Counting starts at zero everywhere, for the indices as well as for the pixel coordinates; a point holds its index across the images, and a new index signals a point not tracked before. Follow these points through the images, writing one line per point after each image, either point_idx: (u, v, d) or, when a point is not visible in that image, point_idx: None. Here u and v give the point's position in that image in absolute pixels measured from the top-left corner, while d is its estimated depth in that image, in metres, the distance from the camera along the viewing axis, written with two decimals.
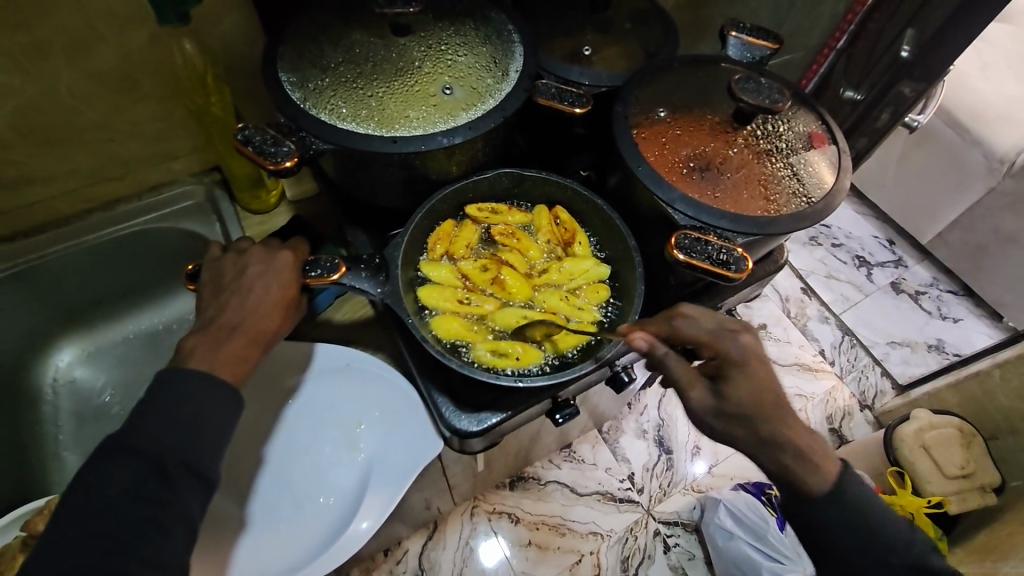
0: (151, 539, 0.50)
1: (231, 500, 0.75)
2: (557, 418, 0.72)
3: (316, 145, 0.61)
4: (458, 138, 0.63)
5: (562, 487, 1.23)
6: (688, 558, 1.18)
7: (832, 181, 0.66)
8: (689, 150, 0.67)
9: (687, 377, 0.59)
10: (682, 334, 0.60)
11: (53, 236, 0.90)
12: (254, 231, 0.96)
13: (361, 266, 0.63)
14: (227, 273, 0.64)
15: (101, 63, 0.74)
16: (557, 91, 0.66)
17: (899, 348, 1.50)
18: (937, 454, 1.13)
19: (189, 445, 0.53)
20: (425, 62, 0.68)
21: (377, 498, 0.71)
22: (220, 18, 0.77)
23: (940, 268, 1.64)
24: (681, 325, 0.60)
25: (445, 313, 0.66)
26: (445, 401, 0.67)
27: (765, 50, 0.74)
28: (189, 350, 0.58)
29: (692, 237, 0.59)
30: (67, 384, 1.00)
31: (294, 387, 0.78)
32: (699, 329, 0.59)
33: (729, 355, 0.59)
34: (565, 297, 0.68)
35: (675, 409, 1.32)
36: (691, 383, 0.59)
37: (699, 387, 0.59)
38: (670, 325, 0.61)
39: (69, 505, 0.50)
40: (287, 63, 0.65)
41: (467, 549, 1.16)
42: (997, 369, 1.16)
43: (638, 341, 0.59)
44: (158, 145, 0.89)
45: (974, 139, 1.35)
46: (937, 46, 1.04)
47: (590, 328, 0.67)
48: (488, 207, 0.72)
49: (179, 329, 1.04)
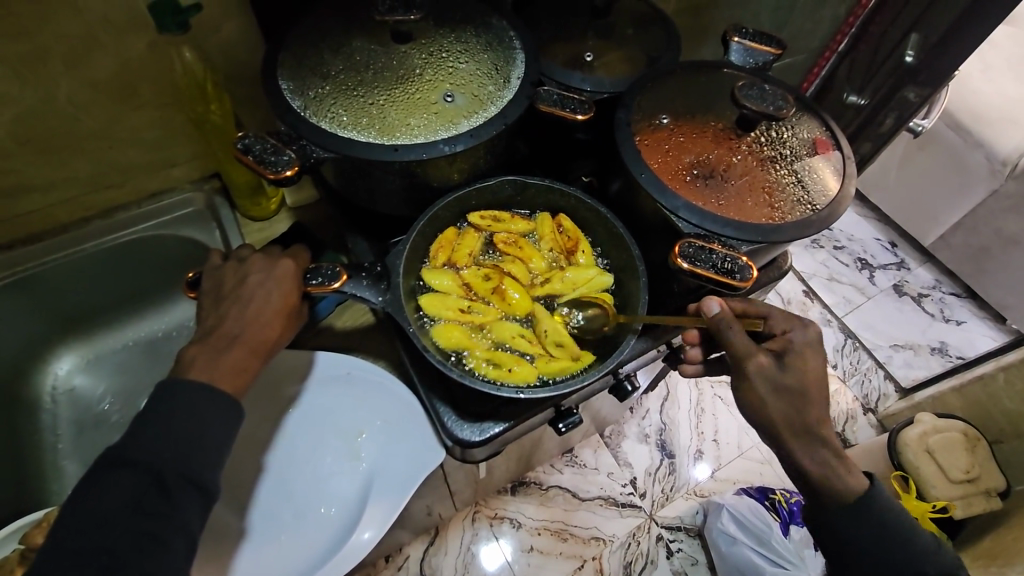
0: (152, 552, 0.49)
1: (231, 509, 0.74)
2: (560, 427, 0.72)
3: (316, 154, 0.61)
4: (460, 146, 0.62)
5: (564, 491, 1.22)
6: (690, 563, 1.17)
7: (836, 188, 0.66)
8: (692, 157, 0.67)
9: (749, 347, 0.61)
10: (760, 312, 0.66)
11: (51, 244, 0.90)
12: (254, 239, 0.96)
13: (362, 274, 0.62)
14: (227, 282, 0.63)
15: (100, 70, 0.74)
16: (559, 98, 0.66)
17: (902, 351, 1.49)
18: (942, 457, 1.13)
19: (189, 456, 0.53)
20: (426, 70, 0.68)
21: (378, 508, 0.70)
22: (219, 25, 0.76)
23: (942, 270, 1.63)
24: (759, 303, 0.67)
25: (446, 321, 0.65)
26: (447, 410, 0.67)
27: (768, 55, 0.73)
28: (189, 361, 0.57)
29: (697, 245, 0.59)
30: (67, 393, 1.00)
31: (295, 395, 0.77)
32: (771, 310, 0.66)
33: (797, 337, 0.63)
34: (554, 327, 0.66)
35: (678, 414, 1.32)
36: (749, 352, 0.61)
37: (760, 356, 0.60)
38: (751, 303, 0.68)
39: (68, 519, 0.49)
40: (287, 70, 0.64)
41: (468, 555, 1.16)
42: (1001, 372, 1.15)
43: (710, 303, 0.62)
44: (157, 153, 0.89)
45: (977, 141, 1.34)
46: (941, 51, 1.03)
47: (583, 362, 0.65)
48: (490, 215, 0.72)
49: (178, 336, 1.04)
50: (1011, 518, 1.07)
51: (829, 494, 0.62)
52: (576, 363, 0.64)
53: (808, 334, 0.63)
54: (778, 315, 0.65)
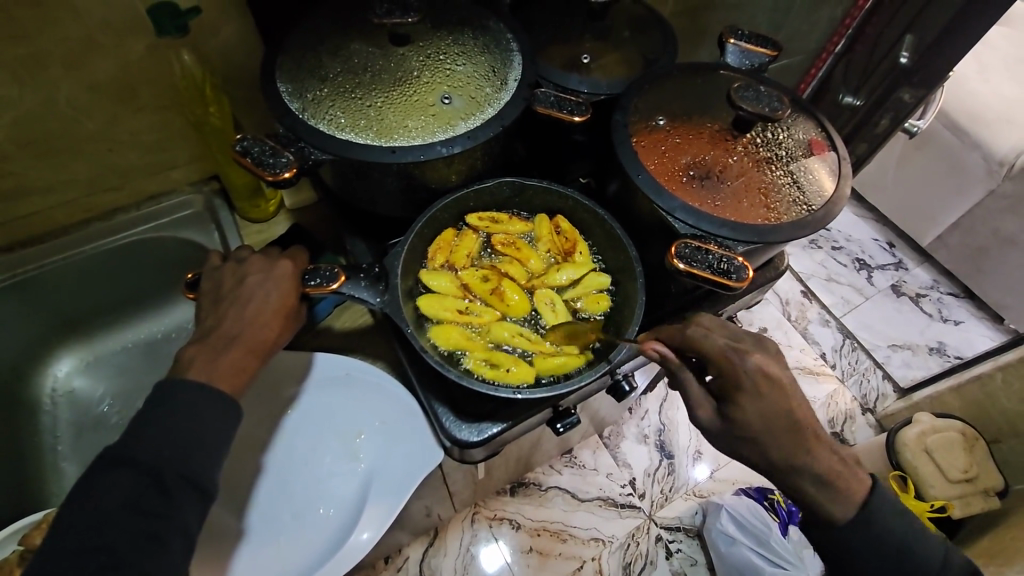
0: (152, 552, 0.50)
1: (230, 511, 0.75)
2: (558, 427, 0.72)
3: (315, 155, 0.61)
4: (458, 147, 0.63)
5: (563, 492, 1.23)
6: (690, 564, 1.17)
7: (832, 188, 0.66)
8: (689, 158, 0.67)
9: (698, 395, 0.60)
10: (698, 347, 0.59)
11: (50, 246, 0.90)
12: (253, 240, 0.97)
13: (360, 275, 0.63)
14: (227, 283, 0.63)
15: (99, 73, 0.74)
16: (556, 100, 0.66)
17: (900, 351, 1.49)
18: (939, 457, 1.13)
19: (188, 457, 0.53)
20: (424, 72, 0.68)
21: (377, 509, 0.71)
22: (219, 28, 0.77)
23: (940, 270, 1.63)
24: (697, 336, 0.59)
25: (444, 322, 0.66)
26: (445, 411, 0.67)
27: (764, 57, 0.74)
28: (187, 361, 0.58)
29: (693, 246, 0.59)
30: (67, 395, 1.00)
31: (293, 397, 0.78)
32: (710, 344, 0.58)
33: (741, 377, 0.57)
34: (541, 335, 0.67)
35: (676, 414, 1.32)
36: (698, 401, 0.60)
37: (706, 406, 0.60)
38: (686, 334, 0.60)
39: (68, 519, 0.49)
40: (285, 73, 0.65)
41: (467, 557, 1.16)
42: (999, 372, 1.15)
43: (650, 350, 0.60)
44: (156, 155, 0.89)
45: (973, 141, 1.35)
46: (937, 52, 1.04)
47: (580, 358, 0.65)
48: (488, 216, 0.72)
49: (178, 338, 1.04)
50: (1009, 517, 1.07)
51: (833, 498, 0.61)
52: (576, 361, 0.65)
53: (753, 370, 0.57)
54: (719, 351, 0.58)
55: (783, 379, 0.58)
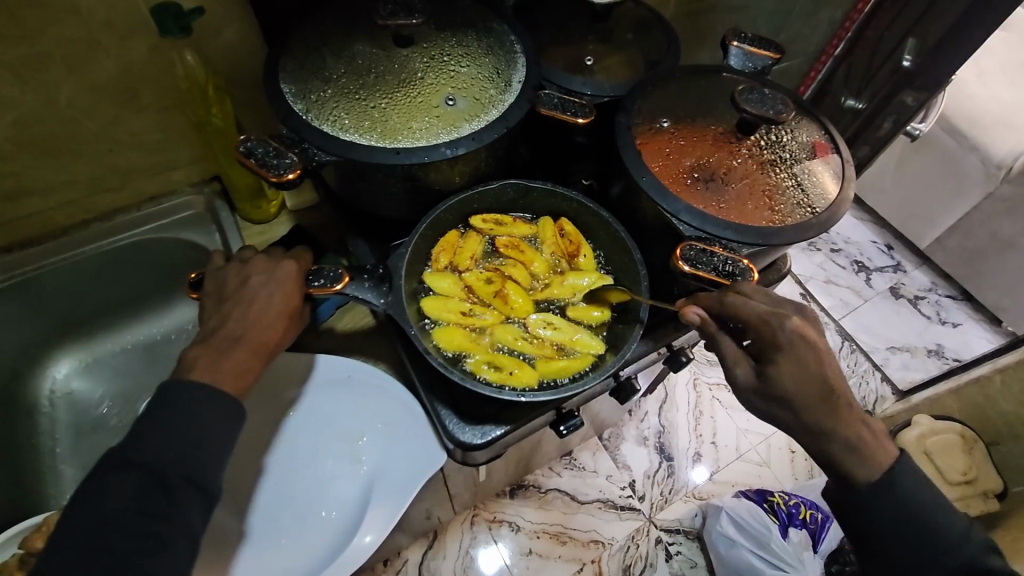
0: (151, 552, 0.49)
1: (232, 514, 0.74)
2: (562, 430, 0.72)
3: (318, 157, 0.61)
4: (462, 149, 0.63)
5: (563, 495, 1.22)
6: (690, 566, 1.17)
7: (835, 191, 0.66)
8: (693, 160, 0.67)
9: (735, 354, 0.56)
10: (738, 313, 0.56)
11: (50, 247, 0.89)
12: (254, 241, 0.97)
13: (364, 276, 0.63)
14: (229, 283, 0.63)
15: (102, 73, 0.74)
16: (559, 102, 0.66)
17: (899, 353, 1.50)
18: (938, 460, 1.17)
19: (190, 457, 0.52)
20: (427, 74, 0.68)
21: (379, 512, 0.70)
22: (221, 28, 0.76)
23: (938, 273, 1.64)
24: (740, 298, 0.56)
25: (448, 324, 0.65)
26: (448, 413, 0.67)
27: (767, 59, 0.74)
28: (190, 362, 0.57)
29: (698, 249, 0.60)
30: (65, 396, 0.99)
31: (295, 398, 0.77)
32: (754, 307, 0.55)
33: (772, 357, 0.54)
34: (547, 344, 0.66)
35: (676, 417, 1.32)
36: (736, 361, 0.56)
37: (745, 364, 0.56)
38: (725, 302, 0.57)
39: (73, 518, 0.49)
40: (289, 74, 0.65)
41: (467, 559, 1.15)
42: (997, 374, 1.14)
43: (691, 314, 0.57)
44: (157, 156, 0.88)
45: (971, 145, 1.35)
46: (937, 57, 1.05)
47: (586, 361, 0.65)
48: (492, 218, 0.72)
49: (178, 339, 1.04)
50: (1009, 518, 1.09)
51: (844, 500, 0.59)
52: (577, 366, 0.64)
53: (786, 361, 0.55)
54: (756, 314, 0.55)
55: (820, 345, 0.55)
